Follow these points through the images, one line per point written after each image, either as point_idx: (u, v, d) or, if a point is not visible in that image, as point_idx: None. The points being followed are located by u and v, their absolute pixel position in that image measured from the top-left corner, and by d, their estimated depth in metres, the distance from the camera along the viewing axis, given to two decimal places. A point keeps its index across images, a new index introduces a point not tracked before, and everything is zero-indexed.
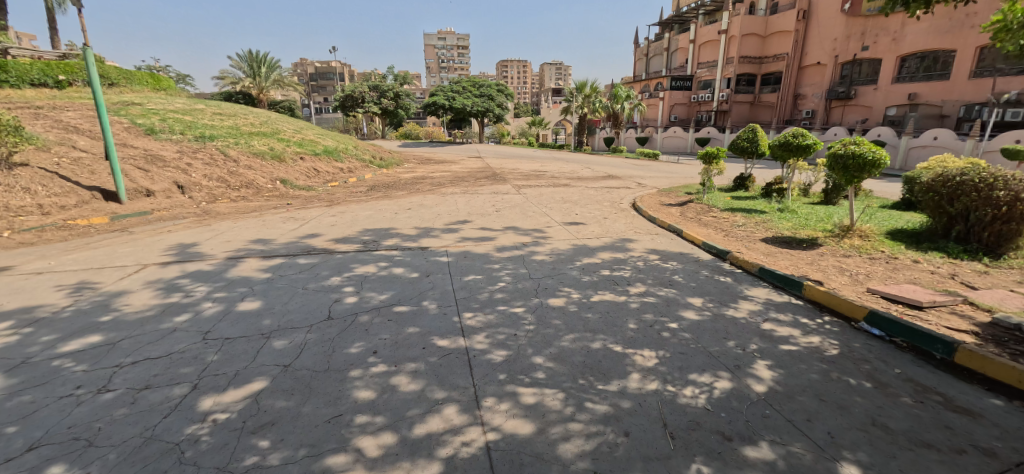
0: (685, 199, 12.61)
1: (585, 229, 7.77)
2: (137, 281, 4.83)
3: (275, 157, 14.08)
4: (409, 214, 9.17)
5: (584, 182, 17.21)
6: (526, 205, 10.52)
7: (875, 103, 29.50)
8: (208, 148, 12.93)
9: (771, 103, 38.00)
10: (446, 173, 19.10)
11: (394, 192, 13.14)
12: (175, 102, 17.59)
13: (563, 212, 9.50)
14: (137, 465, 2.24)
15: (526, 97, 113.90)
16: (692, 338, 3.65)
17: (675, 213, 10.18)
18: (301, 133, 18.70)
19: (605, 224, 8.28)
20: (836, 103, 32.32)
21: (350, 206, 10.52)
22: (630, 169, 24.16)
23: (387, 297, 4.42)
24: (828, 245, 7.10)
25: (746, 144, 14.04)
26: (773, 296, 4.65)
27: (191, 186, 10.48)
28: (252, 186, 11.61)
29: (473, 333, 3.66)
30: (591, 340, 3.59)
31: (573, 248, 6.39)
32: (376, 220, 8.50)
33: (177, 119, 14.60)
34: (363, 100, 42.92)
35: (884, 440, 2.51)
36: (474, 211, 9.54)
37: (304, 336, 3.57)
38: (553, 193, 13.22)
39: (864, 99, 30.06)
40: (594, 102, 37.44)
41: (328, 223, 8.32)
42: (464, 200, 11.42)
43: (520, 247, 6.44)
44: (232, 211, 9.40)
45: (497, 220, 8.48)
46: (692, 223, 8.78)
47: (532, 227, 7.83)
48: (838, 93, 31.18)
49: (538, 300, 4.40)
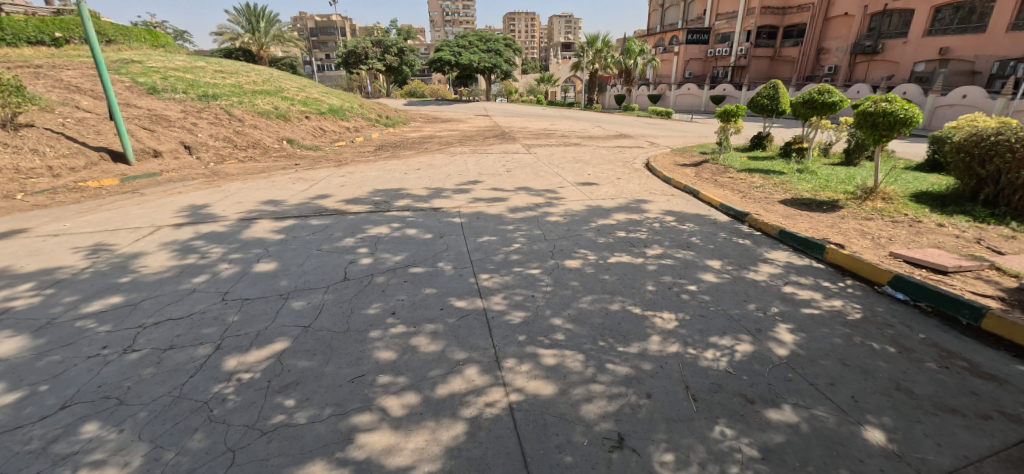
0: (699, 159, 12.27)
1: (598, 189, 7.60)
2: (152, 243, 4.85)
3: (280, 117, 13.81)
4: (418, 174, 9.01)
5: (595, 141, 16.78)
6: (537, 165, 10.30)
7: (903, 58, 28.00)
8: (212, 107, 12.67)
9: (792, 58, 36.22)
10: (454, 132, 18.70)
11: (402, 151, 12.91)
12: (175, 59, 17.09)
13: (575, 172, 9.29)
14: (168, 423, 2.29)
15: (535, 52, 109.68)
16: (712, 300, 3.60)
17: (689, 174, 9.94)
18: (305, 92, 18.23)
19: (619, 184, 8.09)
20: (861, 58, 30.71)
21: (359, 166, 10.37)
22: (643, 128, 23.49)
23: (403, 259, 4.38)
24: (849, 207, 6.90)
25: (766, 102, 13.49)
26: (794, 259, 4.54)
27: (198, 146, 10.35)
28: (259, 147, 11.46)
29: (490, 295, 3.63)
30: (609, 302, 3.55)
31: (587, 209, 6.26)
32: (385, 180, 8.37)
33: (178, 77, 14.24)
34: (366, 56, 41.59)
35: (909, 405, 2.48)
36: (484, 171, 9.35)
37: (321, 297, 3.57)
38: (564, 152, 12.92)
39: (891, 54, 28.49)
40: (605, 57, 35.93)
41: (337, 183, 8.22)
42: (473, 160, 11.20)
43: (533, 208, 6.33)
44: (240, 172, 9.31)
45: (508, 180, 8.32)
46: (708, 184, 8.56)
47: (544, 188, 7.68)
48: (864, 47, 29.54)
49: (553, 262, 4.34)
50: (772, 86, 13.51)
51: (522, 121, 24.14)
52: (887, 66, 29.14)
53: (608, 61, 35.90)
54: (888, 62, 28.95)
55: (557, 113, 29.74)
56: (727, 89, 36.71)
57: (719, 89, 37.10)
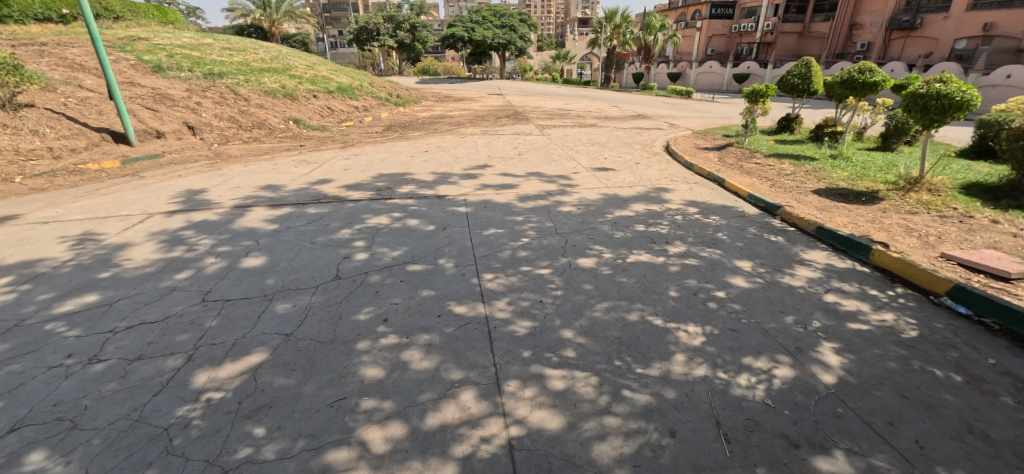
0: (723, 142, 11.62)
1: (615, 176, 7.12)
2: (141, 232, 4.59)
3: (287, 96, 13.46)
4: (425, 158, 8.60)
5: (612, 122, 16.08)
6: (551, 148, 9.80)
7: (943, 35, 26.24)
8: (217, 86, 12.36)
9: (822, 34, 34.31)
10: (465, 112, 18.14)
11: (411, 132, 12.47)
12: (182, 36, 16.76)
13: (590, 156, 8.78)
14: (121, 455, 2.01)
15: (551, 28, 106.61)
16: (743, 311, 3.18)
17: (713, 159, 9.37)
18: (313, 69, 17.79)
19: (637, 170, 7.59)
20: (897, 34, 28.90)
21: (365, 148, 10.01)
22: (662, 108, 22.56)
23: (401, 254, 4.04)
24: (891, 200, 6.32)
25: (798, 81, 12.65)
26: (835, 262, 4.08)
27: (202, 126, 10.10)
28: (264, 127, 11.16)
29: (493, 299, 3.27)
30: (627, 310, 3.17)
31: (603, 199, 5.82)
32: (390, 164, 8.00)
33: (184, 55, 13.94)
34: (378, 33, 40.72)
35: (986, 454, 2.07)
36: (494, 155, 8.90)
37: (308, 299, 3.26)
38: (579, 134, 12.35)
39: (931, 29, 26.72)
40: (624, 33, 34.45)
41: (341, 166, 7.87)
42: (484, 142, 10.74)
43: (545, 197, 5.91)
44: (243, 154, 9.03)
45: (519, 165, 7.87)
46: (734, 170, 8.01)
47: (557, 174, 7.23)
48: (901, 22, 27.75)
49: (565, 261, 3.94)
50: (804, 64, 12.63)
51: (536, 100, 23.39)
52: (923, 43, 27.42)
53: (626, 37, 34.49)
54: (926, 38, 27.21)
55: (573, 92, 28.81)
56: (751, 66, 35.42)
57: (742, 66, 35.76)
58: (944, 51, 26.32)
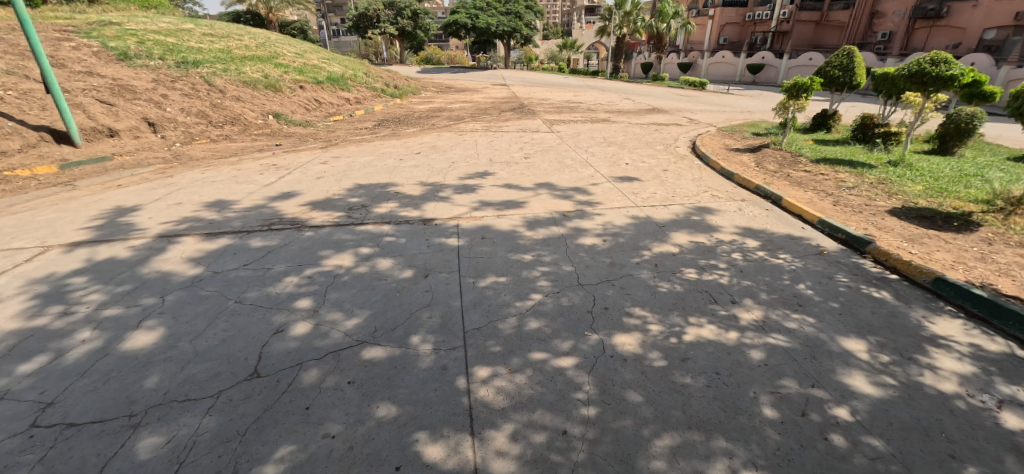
0: (755, 142, 10.26)
1: (643, 188, 5.85)
2: (18, 279, 3.41)
3: (269, 86, 12.19)
4: (415, 162, 7.36)
5: (626, 117, 14.72)
6: (562, 149, 8.52)
7: (971, 24, 24.59)
8: (189, 76, 11.11)
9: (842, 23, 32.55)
10: (467, 104, 16.81)
11: (405, 128, 11.20)
12: (160, 21, 15.47)
13: (608, 161, 7.50)
14: None
15: (558, 16, 104.03)
16: (893, 461, 1.96)
17: (749, 164, 8.09)
18: (303, 58, 16.45)
19: (668, 180, 6.33)
20: (920, 23, 27.04)
21: (349, 147, 8.77)
22: (676, 100, 21.16)
23: (359, 324, 2.81)
24: (992, 226, 5.03)
25: (838, 73, 11.28)
26: (981, 343, 2.83)
27: (164, 122, 8.88)
28: (238, 122, 9.93)
29: (489, 430, 2.05)
30: (706, 455, 1.95)
31: (634, 224, 4.56)
32: (373, 170, 6.75)
33: (157, 41, 12.67)
34: (378, 19, 39.14)
35: None
36: (496, 158, 7.63)
37: (195, 426, 2.06)
38: (592, 131, 11.03)
39: (959, 18, 25.06)
40: (635, 20, 32.72)
41: (314, 173, 6.64)
42: (485, 141, 9.46)
43: (560, 220, 4.62)
44: (205, 156, 7.82)
45: (525, 173, 6.61)
46: (781, 180, 6.72)
47: (571, 185, 5.97)
48: (926, 11, 26.11)
49: (597, 339, 2.71)
50: (847, 54, 11.25)
51: (543, 92, 21.97)
52: (949, 33, 25.78)
53: (638, 25, 32.85)
54: (953, 27, 25.56)
55: (580, 83, 27.33)
56: (766, 57, 34.02)
57: (756, 57, 34.33)
58: (972, 41, 24.71)
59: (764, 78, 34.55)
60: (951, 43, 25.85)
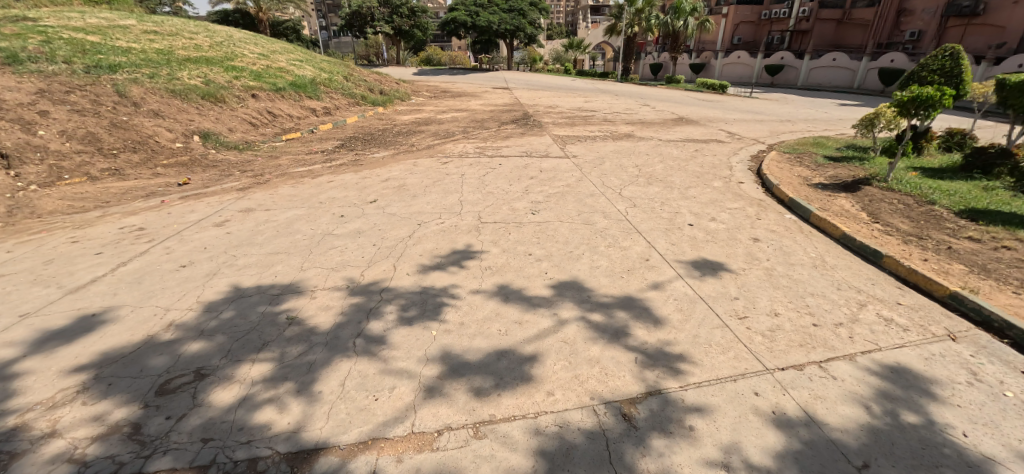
0: (841, 173, 7.60)
1: (749, 301, 3.21)
2: None
3: (207, 96, 9.61)
4: (362, 220, 4.74)
5: (653, 131, 12.09)
6: (584, 192, 5.89)
7: (1012, 22, 21.54)
8: (97, 84, 8.50)
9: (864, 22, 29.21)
10: (460, 114, 14.24)
11: (373, 151, 8.57)
12: (94, 16, 12.89)
13: (660, 219, 4.86)
14: None
15: (562, 16, 101.24)
16: None
17: (864, 219, 5.43)
18: (268, 60, 13.84)
19: (777, 272, 3.71)
20: (954, 22, 24.02)
21: (281, 186, 6.17)
22: (701, 107, 18.52)
23: None
24: None
25: (939, 80, 8.62)
26: None
27: (25, 152, 6.13)
28: (143, 147, 7.30)
29: None
30: None
31: (796, 458, 1.93)
32: (282, 244, 4.10)
33: (71, 40, 10.07)
34: (373, 18, 36.29)
35: None
36: (488, 211, 5.00)
37: None
38: (617, 156, 8.41)
39: (999, 15, 22.02)
40: (647, 18, 29.98)
41: (185, 251, 4.03)
42: (474, 173, 6.86)
43: (619, 441, 1.98)
44: (55, 211, 5.20)
45: (533, 250, 3.96)
46: (954, 264, 4.07)
47: (615, 287, 3.32)
48: (961, 8, 23.10)
49: None
50: (951, 55, 8.62)
51: (549, 97, 19.39)
52: (987, 31, 22.70)
53: (651, 23, 30.08)
54: (991, 26, 22.48)
55: (589, 86, 24.75)
56: (785, 57, 31.43)
57: (775, 57, 31.66)
58: (1015, 40, 21.55)
59: (784, 79, 31.92)
60: (989, 43, 22.75)
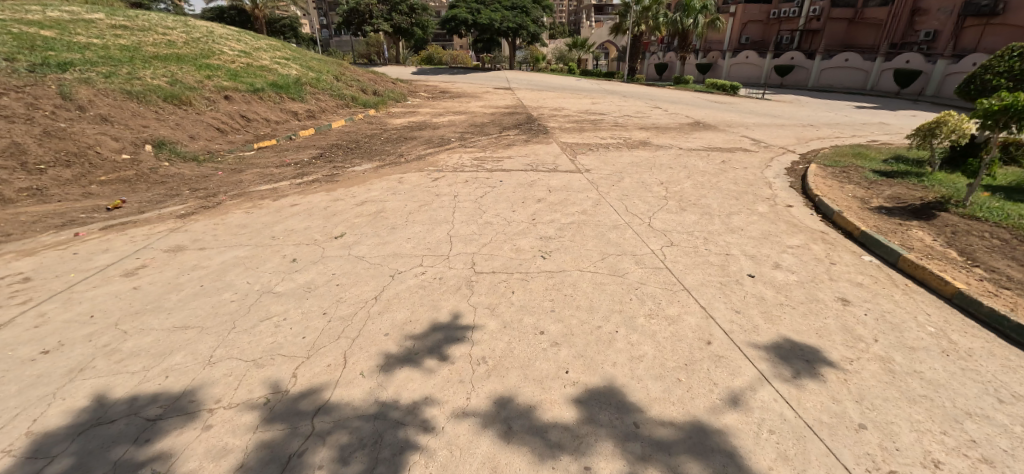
0: (903, 193, 6.44)
1: (884, 435, 2.06)
2: None
3: (170, 98, 8.50)
4: (319, 266, 3.60)
5: (671, 137, 10.94)
6: (604, 221, 4.75)
7: None
8: (38, 84, 7.34)
9: (876, 22, 27.71)
10: (459, 117, 13.15)
11: (354, 163, 7.44)
12: (59, 9, 11.78)
13: (710, 266, 3.71)
14: None
15: (565, 15, 99.92)
16: None
17: (960, 261, 4.26)
18: (249, 57, 12.72)
19: (901, 368, 2.55)
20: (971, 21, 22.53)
21: (232, 211, 5.04)
22: (715, 110, 17.34)
23: None
24: None
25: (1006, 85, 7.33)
26: None
27: None
28: (79, 160, 6.19)
29: None
30: None
31: None
32: (199, 312, 2.97)
33: (19, 35, 8.92)
34: (371, 15, 35.02)
35: None
36: (485, 253, 3.85)
37: None
38: (637, 170, 7.28)
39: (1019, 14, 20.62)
40: (654, 16, 28.72)
41: (62, 323, 2.90)
42: (469, 193, 5.72)
43: None
44: None
45: (548, 325, 2.81)
46: None
47: (675, 405, 2.19)
48: (979, 6, 21.71)
49: None
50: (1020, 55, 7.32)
51: (551, 98, 18.25)
52: (1005, 31, 21.28)
53: (659, 21, 28.84)
54: (1010, 25, 21.08)
55: (594, 87, 23.64)
56: (795, 57, 30.24)
57: (785, 56, 30.47)
58: None
59: (794, 80, 30.77)
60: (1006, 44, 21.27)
